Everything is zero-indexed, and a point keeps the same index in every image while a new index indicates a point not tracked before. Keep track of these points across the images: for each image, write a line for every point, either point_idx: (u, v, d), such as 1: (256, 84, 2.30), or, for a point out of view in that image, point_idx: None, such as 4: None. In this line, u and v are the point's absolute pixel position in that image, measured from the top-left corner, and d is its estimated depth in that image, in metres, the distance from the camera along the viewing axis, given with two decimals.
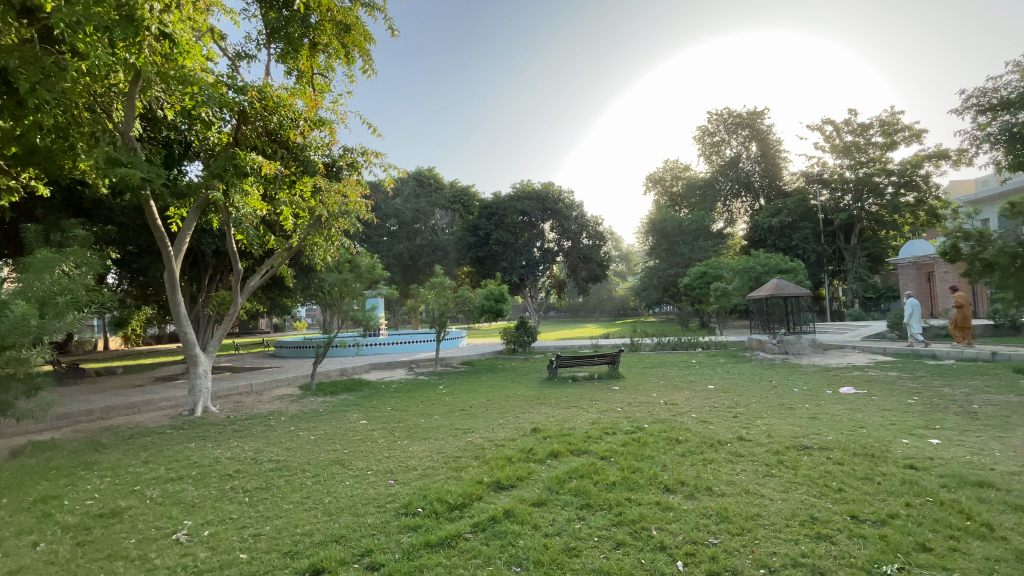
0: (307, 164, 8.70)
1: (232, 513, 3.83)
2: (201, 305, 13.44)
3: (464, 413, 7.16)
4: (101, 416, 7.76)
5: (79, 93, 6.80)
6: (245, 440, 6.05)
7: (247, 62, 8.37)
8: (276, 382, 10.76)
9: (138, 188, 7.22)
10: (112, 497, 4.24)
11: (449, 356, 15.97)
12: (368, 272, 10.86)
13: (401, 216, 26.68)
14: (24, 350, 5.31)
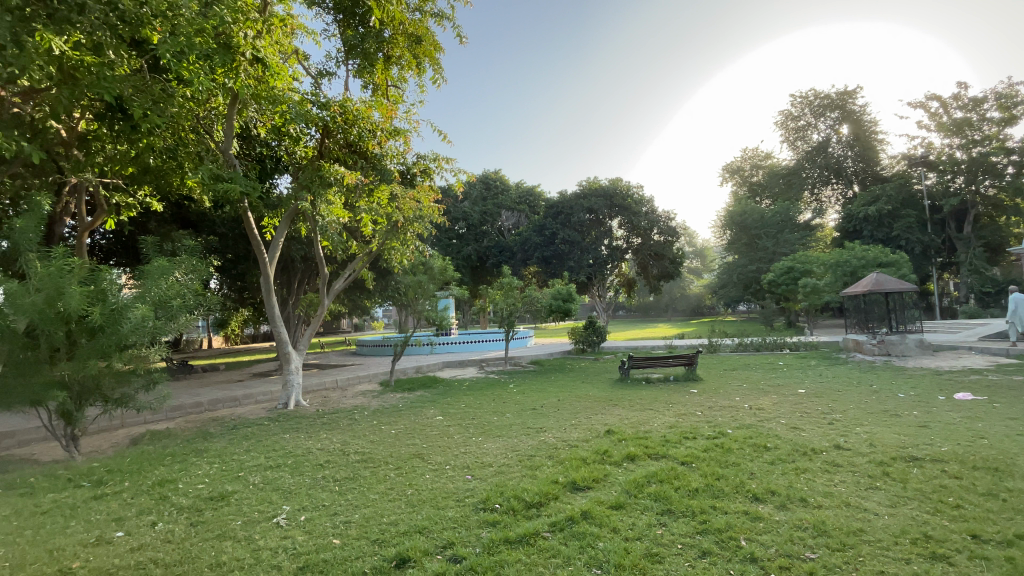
0: (383, 174, 8.85)
1: (324, 501, 4.11)
2: (290, 307, 14.53)
3: (536, 412, 7.19)
4: (209, 407, 8.64)
5: (186, 117, 7.60)
6: (332, 433, 6.47)
7: (328, 79, 8.91)
8: (358, 378, 11.43)
9: (238, 201, 7.94)
10: (221, 482, 4.70)
11: (519, 355, 16.03)
12: (440, 273, 11.20)
13: (469, 218, 27.11)
14: (145, 347, 6.05)
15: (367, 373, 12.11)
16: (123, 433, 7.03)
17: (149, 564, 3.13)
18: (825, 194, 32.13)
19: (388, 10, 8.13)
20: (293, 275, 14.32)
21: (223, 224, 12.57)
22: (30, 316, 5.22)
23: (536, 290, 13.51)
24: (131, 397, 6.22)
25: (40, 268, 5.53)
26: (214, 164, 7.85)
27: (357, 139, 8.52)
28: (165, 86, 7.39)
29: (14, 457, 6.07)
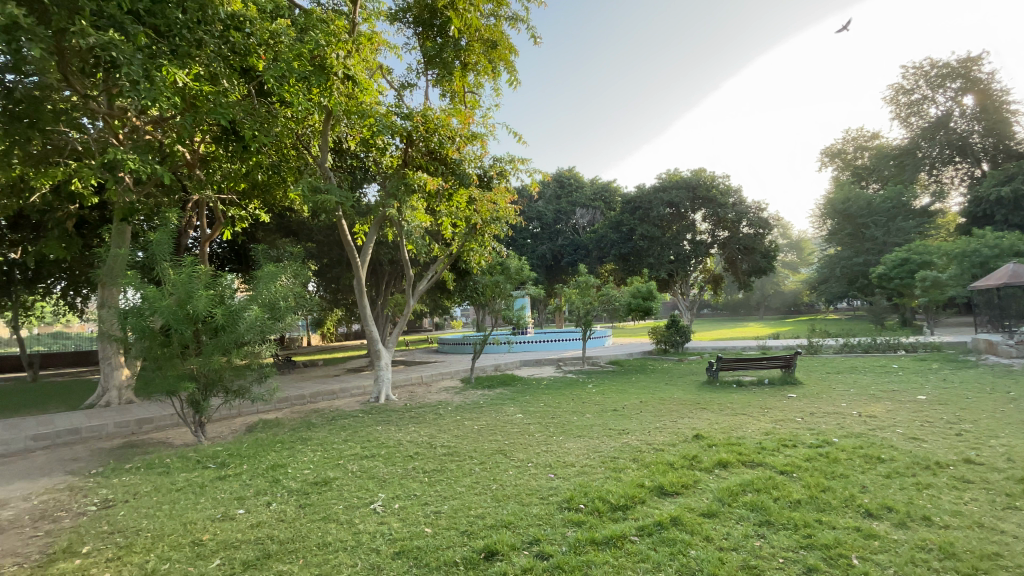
0: (463, 179, 8.71)
1: (415, 490, 4.33)
2: (378, 307, 15.44)
3: (617, 413, 7.06)
4: (311, 399, 9.44)
5: (288, 136, 8.35)
6: (420, 426, 6.81)
7: (410, 90, 9.35)
8: (441, 375, 11.92)
9: (332, 210, 8.54)
10: (324, 468, 5.12)
11: (597, 355, 15.79)
12: (517, 273, 11.20)
13: (544, 217, 27.40)
14: (256, 345, 6.77)
15: (449, 370, 12.57)
16: (240, 421, 7.88)
17: (266, 539, 3.49)
18: (946, 174, 28.41)
19: (465, 18, 8.34)
20: (381, 276, 15.22)
21: (319, 232, 13.67)
22: (167, 316, 6.02)
23: (614, 288, 13.26)
24: (246, 389, 6.95)
25: (174, 275, 6.36)
26: (311, 177, 8.53)
27: (438, 147, 8.82)
28: (269, 108, 8.21)
29: (155, 439, 7.02)
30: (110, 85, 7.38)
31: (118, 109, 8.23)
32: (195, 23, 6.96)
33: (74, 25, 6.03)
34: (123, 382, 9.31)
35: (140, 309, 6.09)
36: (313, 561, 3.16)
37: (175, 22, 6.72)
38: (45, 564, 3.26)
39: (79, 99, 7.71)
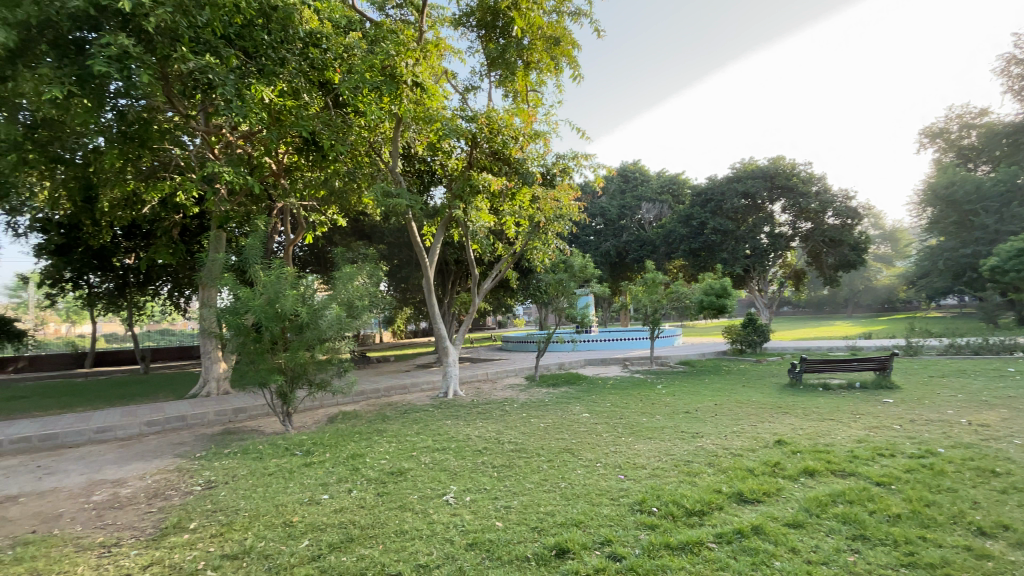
0: (526, 178, 9.05)
1: (485, 484, 4.43)
2: (445, 305, 15.92)
3: (689, 415, 6.82)
4: (384, 393, 9.91)
5: (361, 144, 8.80)
6: (488, 422, 6.94)
7: (473, 93, 9.53)
8: (506, 372, 12.08)
9: (403, 213, 8.81)
10: (398, 459, 5.35)
11: (666, 355, 15.28)
12: (581, 271, 11.06)
13: (608, 213, 26.71)
14: (336, 341, 7.22)
15: (515, 367, 12.70)
16: (322, 412, 8.44)
17: (348, 524, 3.71)
18: None
19: (528, 17, 8.39)
20: (447, 276, 15.68)
21: (389, 234, 14.33)
22: (259, 314, 6.57)
23: (684, 285, 12.76)
24: (328, 382, 7.42)
25: (264, 277, 6.92)
26: (383, 182, 8.92)
27: (502, 147, 8.92)
28: (345, 118, 8.74)
29: (249, 427, 7.68)
30: (208, 105, 8.15)
31: (215, 126, 9.05)
32: (279, 43, 7.67)
33: (176, 52, 6.82)
34: (221, 374, 10.25)
35: (236, 307, 6.69)
36: (391, 547, 3.32)
37: (262, 43, 7.48)
38: (162, 536, 3.67)
39: (182, 119, 8.59)
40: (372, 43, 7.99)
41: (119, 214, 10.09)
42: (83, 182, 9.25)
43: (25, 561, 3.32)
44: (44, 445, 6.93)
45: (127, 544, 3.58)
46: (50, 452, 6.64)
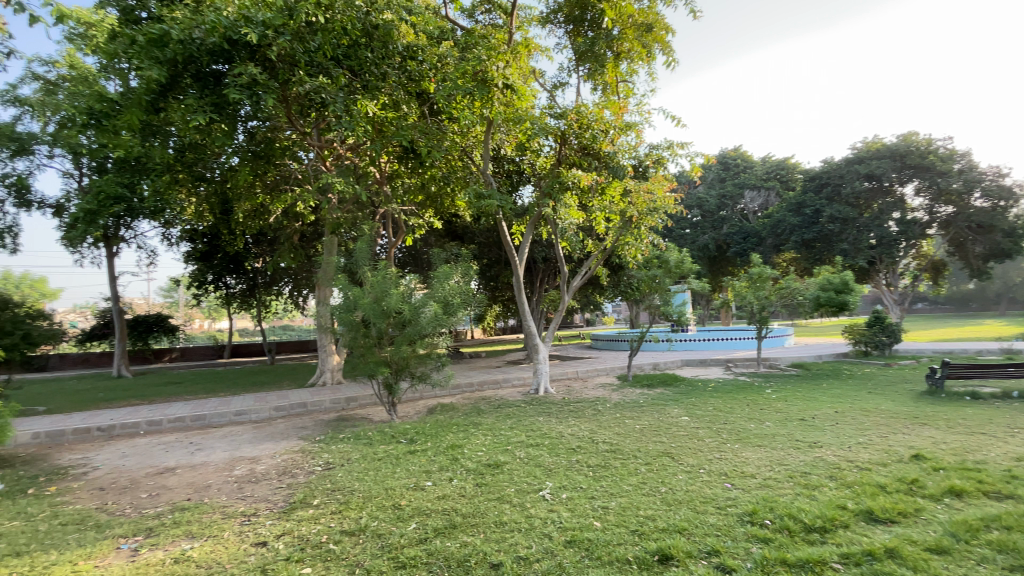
0: (615, 171, 8.91)
1: (582, 483, 4.42)
2: (536, 302, 16.07)
3: (804, 423, 6.24)
4: (478, 387, 10.26)
5: (455, 148, 9.15)
6: (580, 421, 6.90)
7: (562, 89, 9.49)
8: (597, 371, 11.92)
9: (493, 213, 8.95)
10: (494, 452, 5.51)
11: (773, 356, 14.10)
12: (677, 267, 10.56)
13: (705, 204, 25.33)
14: (434, 337, 7.59)
15: (606, 366, 12.48)
16: (422, 404, 8.93)
17: (451, 511, 3.89)
18: None
19: (618, 5, 8.16)
20: (537, 273, 15.81)
21: (480, 234, 14.76)
22: (368, 311, 7.13)
23: (797, 280, 11.64)
24: (427, 375, 7.82)
25: (371, 277, 7.48)
26: (475, 185, 9.16)
27: (592, 142, 8.79)
28: (440, 125, 9.16)
29: (359, 415, 8.35)
30: (321, 122, 8.96)
31: (327, 141, 9.92)
32: (381, 59, 8.19)
33: (295, 76, 7.65)
34: (334, 365, 11.25)
35: (348, 305, 7.31)
36: (492, 537, 3.43)
37: (366, 61, 8.05)
38: (291, 510, 4.12)
39: (300, 136, 9.52)
40: (464, 50, 8.27)
41: (250, 224, 11.45)
42: (222, 197, 10.64)
43: (186, 523, 3.91)
44: (196, 424, 8.10)
45: (262, 515, 4.07)
46: (201, 430, 7.74)
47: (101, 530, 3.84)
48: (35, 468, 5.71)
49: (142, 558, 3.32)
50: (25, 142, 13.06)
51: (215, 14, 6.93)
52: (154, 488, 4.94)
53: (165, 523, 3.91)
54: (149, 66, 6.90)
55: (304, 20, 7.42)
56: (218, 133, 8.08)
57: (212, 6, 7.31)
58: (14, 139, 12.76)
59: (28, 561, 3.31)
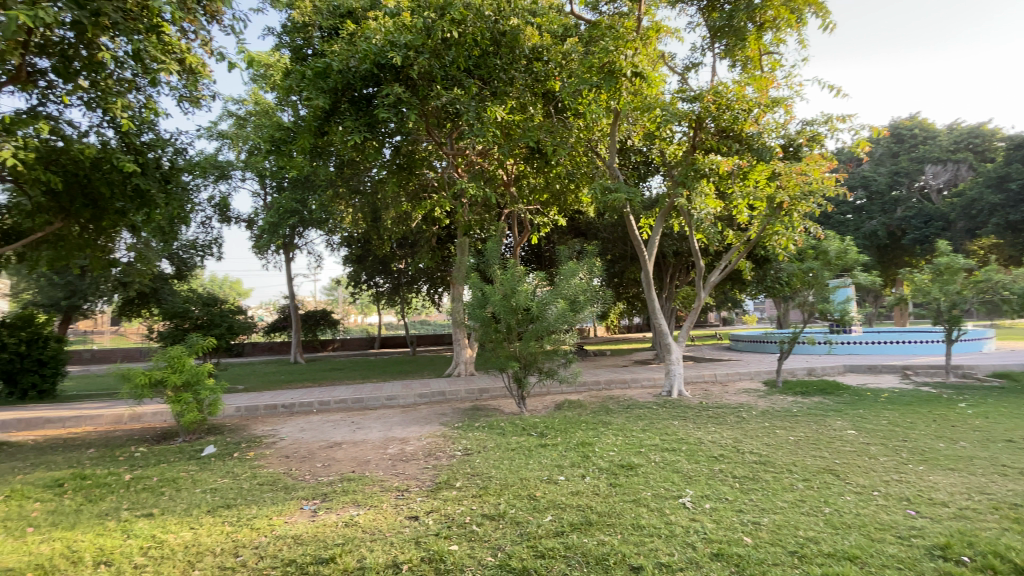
0: (761, 153, 8.04)
1: (727, 494, 4.11)
2: (665, 299, 15.33)
3: (1017, 446, 5.05)
4: (606, 386, 10.11)
5: (581, 144, 9.11)
6: (721, 428, 6.40)
7: (695, 71, 8.88)
8: (739, 374, 10.96)
9: (621, 207, 8.61)
10: (627, 453, 5.37)
11: (968, 364, 11.65)
12: (838, 258, 9.23)
13: (872, 184, 21.51)
14: (562, 334, 7.66)
15: (748, 369, 11.41)
16: (550, 399, 9.06)
17: (586, 508, 3.88)
18: None
19: None
20: (668, 269, 15.05)
21: (606, 229, 14.50)
22: (498, 307, 7.42)
23: (999, 270, 9.44)
24: (555, 371, 7.90)
25: (501, 275, 7.76)
26: (601, 179, 8.93)
27: (732, 123, 8.09)
28: (565, 122, 9.15)
29: (492, 406, 8.76)
30: (455, 130, 9.56)
31: (459, 148, 10.50)
32: (509, 64, 8.47)
33: (433, 91, 8.26)
34: (467, 358, 11.94)
35: (480, 302, 7.70)
36: (631, 539, 3.35)
37: (495, 68, 8.40)
38: (437, 490, 4.48)
39: (435, 146, 10.21)
40: (589, 44, 8.17)
41: (394, 229, 12.63)
42: (371, 208, 11.90)
43: (352, 492, 4.46)
44: (355, 406, 9.21)
45: (414, 491, 4.49)
46: (359, 411, 8.79)
47: (289, 491, 4.57)
48: (240, 435, 7.00)
49: (320, 518, 3.87)
50: (227, 169, 16.05)
51: (367, 43, 7.81)
52: (325, 459, 5.73)
53: (336, 490, 4.52)
54: (316, 95, 7.96)
55: (441, 37, 8.01)
56: (370, 150, 9.03)
57: (364, 36, 8.22)
58: (219, 167, 15.77)
59: (239, 510, 4.07)
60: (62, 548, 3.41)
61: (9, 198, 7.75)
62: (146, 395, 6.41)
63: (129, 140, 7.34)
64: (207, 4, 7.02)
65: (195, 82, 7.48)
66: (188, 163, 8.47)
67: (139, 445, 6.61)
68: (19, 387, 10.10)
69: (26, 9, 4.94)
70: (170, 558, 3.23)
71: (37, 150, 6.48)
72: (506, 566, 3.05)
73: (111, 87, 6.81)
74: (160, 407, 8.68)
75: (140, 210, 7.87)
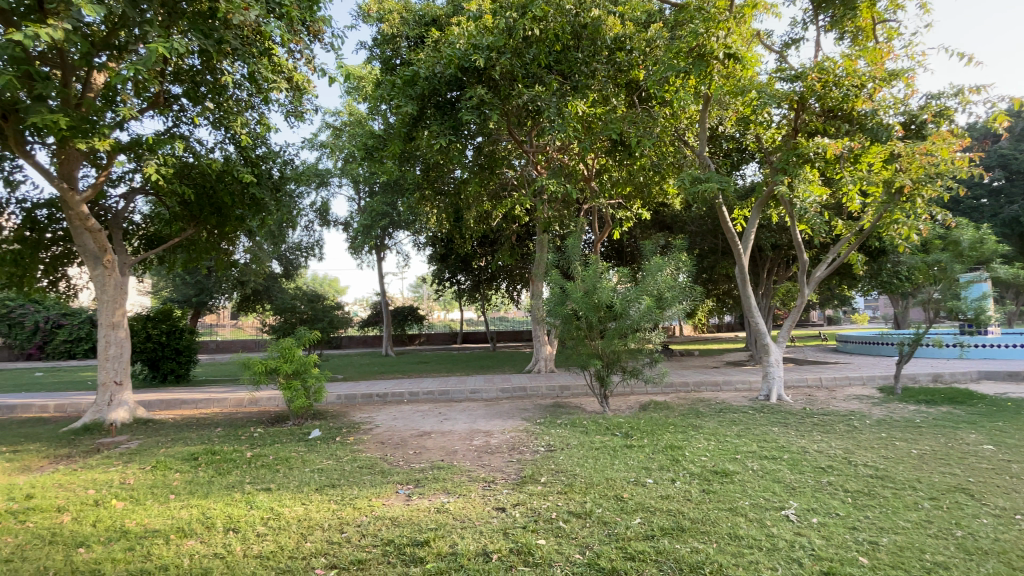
0: (875, 133, 7.43)
1: (838, 509, 3.74)
2: (761, 296, 14.25)
3: None
4: (695, 387, 9.65)
5: (668, 134, 8.74)
6: (828, 437, 5.83)
7: (795, 47, 8.15)
8: (848, 379, 9.94)
9: (713, 198, 8.13)
10: (721, 459, 5.07)
11: None
12: (973, 249, 8.05)
13: (1014, 162, 18.49)
14: (647, 332, 7.42)
15: (858, 373, 10.32)
16: (634, 399, 8.82)
17: (677, 513, 3.72)
18: None
19: None
20: (764, 263, 13.97)
21: (693, 222, 13.76)
22: (580, 304, 7.33)
23: None
24: (640, 370, 7.66)
25: (583, 272, 7.67)
26: (690, 169, 8.48)
27: (840, 102, 7.40)
28: (650, 112, 8.83)
29: (573, 403, 8.71)
30: (535, 127, 9.58)
31: (540, 145, 10.51)
32: (590, 56, 8.38)
33: (515, 90, 8.38)
34: (547, 355, 11.97)
35: (560, 299, 7.64)
36: (727, 549, 3.16)
37: (576, 62, 8.36)
38: (522, 483, 4.53)
39: (515, 144, 10.32)
40: (674, 29, 7.80)
41: (476, 228, 12.97)
42: (455, 209, 12.31)
43: (442, 480, 4.66)
44: (441, 398, 9.60)
45: (500, 483, 4.58)
46: (445, 403, 9.15)
47: (385, 475, 4.87)
48: (341, 421, 7.58)
49: (413, 503, 4.07)
50: (326, 177, 17.40)
51: (451, 48, 8.07)
52: (416, 447, 6.03)
53: (427, 477, 4.74)
54: (405, 102, 8.37)
55: (522, 36, 8.08)
56: (454, 152, 9.35)
57: (448, 41, 8.52)
58: (319, 175, 17.15)
59: (342, 490, 4.41)
60: (198, 514, 3.90)
61: (153, 209, 9.00)
62: (261, 381, 7.15)
63: (247, 153, 8.22)
64: (310, 25, 7.65)
65: (299, 97, 8.20)
66: (294, 172, 9.32)
67: (256, 426, 7.39)
68: (162, 372, 11.73)
69: (165, 43, 5.69)
70: (285, 530, 3.58)
71: (175, 167, 7.47)
72: (594, 565, 3.01)
73: (231, 107, 7.65)
74: (274, 393, 9.64)
75: (256, 216, 8.82)
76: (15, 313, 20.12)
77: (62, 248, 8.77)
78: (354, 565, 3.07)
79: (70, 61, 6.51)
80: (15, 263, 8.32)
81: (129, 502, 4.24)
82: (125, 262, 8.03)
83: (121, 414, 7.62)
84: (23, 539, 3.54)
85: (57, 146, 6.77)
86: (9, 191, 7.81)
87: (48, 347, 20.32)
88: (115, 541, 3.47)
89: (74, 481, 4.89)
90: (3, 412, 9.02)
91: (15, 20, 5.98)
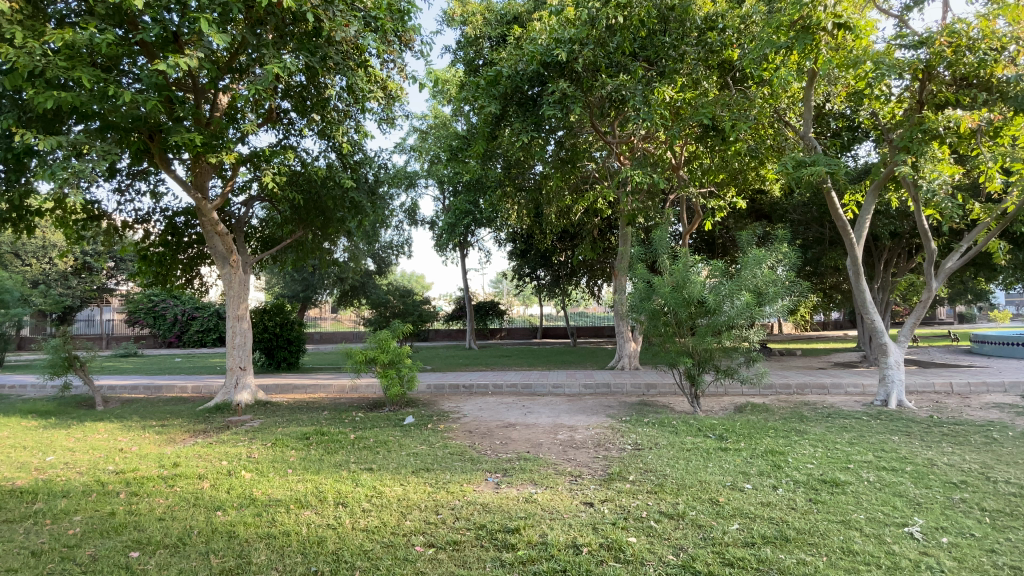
0: (1019, 102, 6.34)
1: (973, 529, 3.31)
2: (876, 290, 12.83)
3: None
4: (797, 390, 8.92)
5: (766, 115, 8.13)
6: (962, 449, 5.11)
7: (919, 8, 7.18)
8: (990, 385, 8.64)
9: (819, 183, 7.38)
10: (830, 468, 4.64)
11: None
12: None
13: None
14: (743, 329, 6.97)
15: (1000, 379, 8.90)
16: (728, 400, 8.35)
17: (781, 522, 3.49)
18: None
19: None
20: (881, 253, 12.53)
21: (796, 209, 12.75)
22: (668, 299, 7.06)
23: None
24: (735, 369, 7.21)
25: (670, 266, 7.34)
26: (792, 152, 7.78)
27: (977, 68, 6.43)
28: (746, 92, 8.35)
29: (661, 402, 8.42)
30: (619, 117, 9.37)
31: (623, 136, 10.31)
32: (678, 39, 8.11)
33: (598, 81, 8.21)
34: (631, 351, 11.65)
35: (645, 294, 7.40)
36: (839, 564, 2.91)
37: (663, 46, 8.08)
38: (610, 480, 4.49)
39: (597, 136, 10.18)
40: (773, 3, 7.24)
41: (557, 223, 12.89)
42: (536, 205, 12.28)
43: (529, 471, 4.75)
44: (525, 391, 9.73)
45: (587, 479, 4.56)
46: (528, 396, 9.27)
47: (475, 463, 5.07)
48: (432, 410, 7.96)
49: (502, 491, 4.20)
50: (414, 178, 18.31)
51: (534, 44, 8.15)
52: (503, 438, 6.20)
53: (515, 467, 4.85)
54: (488, 103, 8.49)
55: (605, 25, 7.96)
56: (536, 148, 9.40)
57: (531, 39, 8.62)
58: (408, 177, 18.12)
59: (435, 475, 4.64)
60: (312, 488, 4.32)
61: (267, 214, 10.00)
62: (361, 370, 7.72)
63: (346, 160, 8.91)
64: (402, 35, 8.12)
65: (390, 104, 8.74)
66: (387, 175, 9.91)
67: (358, 412, 7.97)
68: (277, 360, 13.00)
69: (278, 63, 6.29)
70: (387, 508, 3.84)
71: (287, 174, 8.29)
72: (689, 568, 2.92)
73: (333, 118, 8.32)
74: (371, 381, 10.36)
75: (355, 217, 9.52)
76: (159, 307, 23.44)
77: (196, 250, 10.03)
78: (450, 546, 3.23)
79: (200, 85, 7.41)
80: (159, 264, 9.67)
81: (255, 474, 4.80)
82: (246, 262, 9.01)
83: (245, 396, 8.59)
84: (172, 501, 4.15)
85: (191, 161, 7.76)
86: (154, 202, 9.09)
87: (184, 336, 23.40)
88: (245, 507, 3.94)
89: (210, 453, 5.59)
90: (153, 391, 10.58)
91: (156, 51, 6.93)
